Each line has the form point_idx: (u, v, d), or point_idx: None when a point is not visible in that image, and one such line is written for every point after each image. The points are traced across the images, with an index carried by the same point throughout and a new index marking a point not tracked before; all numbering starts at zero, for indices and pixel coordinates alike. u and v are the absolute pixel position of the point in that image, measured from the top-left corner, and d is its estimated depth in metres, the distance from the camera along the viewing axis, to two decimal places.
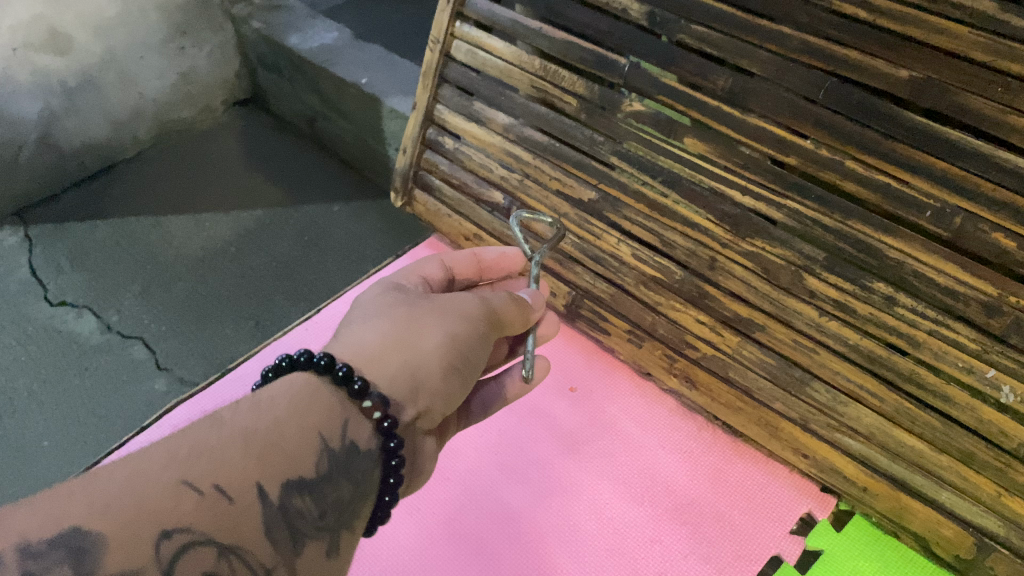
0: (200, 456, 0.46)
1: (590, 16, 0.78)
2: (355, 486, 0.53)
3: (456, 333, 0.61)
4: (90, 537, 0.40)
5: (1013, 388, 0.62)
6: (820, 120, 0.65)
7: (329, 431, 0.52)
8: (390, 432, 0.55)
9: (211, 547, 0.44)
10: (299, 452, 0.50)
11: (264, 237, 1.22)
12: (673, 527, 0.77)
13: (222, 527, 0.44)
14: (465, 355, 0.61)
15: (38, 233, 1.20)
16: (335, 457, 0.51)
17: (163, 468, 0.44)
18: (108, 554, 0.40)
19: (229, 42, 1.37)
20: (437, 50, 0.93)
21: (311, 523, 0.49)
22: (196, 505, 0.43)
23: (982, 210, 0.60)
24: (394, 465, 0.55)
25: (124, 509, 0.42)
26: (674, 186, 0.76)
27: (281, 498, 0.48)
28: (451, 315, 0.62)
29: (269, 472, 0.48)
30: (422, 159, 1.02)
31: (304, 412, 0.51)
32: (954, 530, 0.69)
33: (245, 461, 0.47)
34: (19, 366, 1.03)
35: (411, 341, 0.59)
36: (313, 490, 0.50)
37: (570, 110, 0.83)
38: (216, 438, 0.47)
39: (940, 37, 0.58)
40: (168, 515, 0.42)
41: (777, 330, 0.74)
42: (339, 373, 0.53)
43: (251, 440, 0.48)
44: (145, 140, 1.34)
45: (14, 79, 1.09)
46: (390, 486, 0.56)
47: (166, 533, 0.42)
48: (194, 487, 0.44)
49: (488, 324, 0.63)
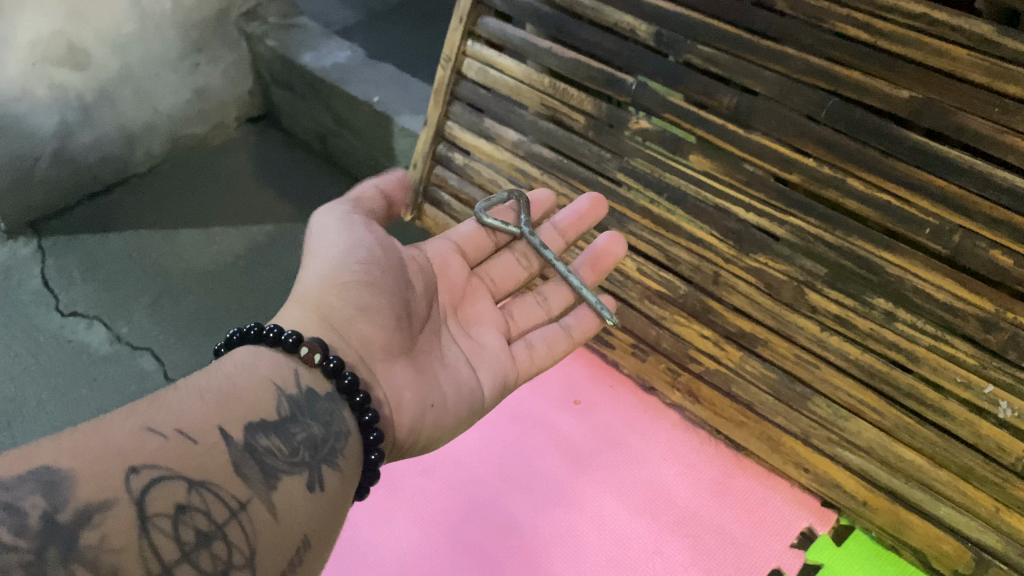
0: (159, 409, 0.48)
1: (596, 36, 0.80)
2: (325, 426, 0.54)
3: (330, 255, 0.63)
4: (60, 472, 0.41)
5: (1010, 403, 0.63)
6: (823, 138, 0.67)
7: (281, 379, 0.55)
8: (339, 369, 0.57)
9: (181, 481, 0.45)
10: (256, 397, 0.52)
11: (275, 251, 1.25)
12: (674, 540, 0.78)
13: (189, 463, 0.46)
14: (353, 267, 0.62)
15: (52, 245, 1.23)
16: (294, 401, 0.54)
17: (125, 418, 0.46)
18: (80, 486, 0.41)
19: (243, 60, 1.41)
20: (449, 68, 0.95)
21: (283, 459, 0.50)
22: (161, 446, 0.45)
23: (981, 228, 0.61)
24: (359, 402, 0.57)
25: (91, 450, 0.43)
26: (679, 203, 0.78)
27: (245, 438, 0.50)
28: (320, 250, 0.64)
29: (230, 416, 0.50)
30: (432, 174, 1.04)
31: (253, 368, 0.55)
32: (954, 545, 0.70)
33: (204, 409, 0.49)
34: (29, 375, 1.06)
35: (301, 291, 0.62)
36: (278, 430, 0.52)
37: (578, 127, 0.85)
38: (173, 394, 0.50)
39: (940, 59, 0.59)
40: (134, 453, 0.44)
41: (779, 345, 0.75)
42: (269, 334, 0.57)
43: (208, 393, 0.51)
44: (159, 155, 1.37)
45: (32, 94, 1.11)
46: (368, 423, 0.57)
47: (134, 469, 0.43)
48: (157, 432, 0.46)
49: (355, 231, 0.65)
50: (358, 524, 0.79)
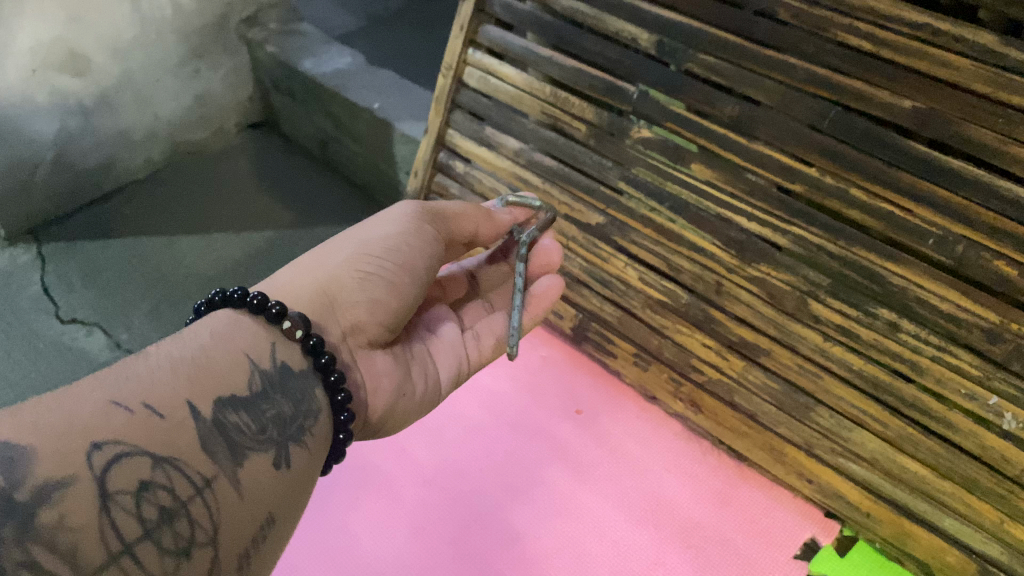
0: (127, 381, 0.47)
1: (598, 44, 0.80)
2: (295, 404, 0.55)
3: (369, 243, 0.66)
4: (19, 449, 0.40)
5: (1015, 414, 0.63)
6: (825, 148, 0.67)
7: (256, 352, 0.55)
8: (318, 348, 0.57)
9: (145, 459, 0.44)
10: (229, 371, 0.52)
11: (275, 255, 1.25)
12: (678, 552, 0.77)
13: (156, 439, 0.45)
14: (386, 260, 0.65)
15: (52, 251, 1.23)
16: (267, 375, 0.54)
17: (91, 392, 0.45)
18: (39, 462, 0.40)
19: (244, 66, 1.41)
20: (449, 77, 0.95)
21: (250, 436, 0.51)
22: (127, 421, 0.45)
23: (984, 239, 0.61)
24: (333, 381, 0.58)
25: (53, 426, 0.42)
26: (681, 212, 0.78)
27: (214, 415, 0.49)
28: (362, 234, 0.67)
29: (199, 391, 0.49)
30: (433, 182, 1.04)
31: (229, 338, 0.54)
32: (958, 556, 0.69)
33: (173, 383, 0.49)
34: (28, 382, 1.05)
35: (325, 261, 0.64)
36: (248, 407, 0.52)
37: (580, 136, 0.85)
38: (142, 365, 0.49)
39: (943, 69, 0.59)
40: (98, 429, 0.43)
41: (782, 355, 0.75)
42: (253, 302, 0.56)
43: (178, 365, 0.50)
44: (159, 161, 1.37)
45: (33, 100, 1.11)
46: (340, 403, 0.58)
47: (97, 445, 0.43)
48: (124, 406, 0.45)
49: (405, 228, 0.68)
50: (358, 534, 0.79)
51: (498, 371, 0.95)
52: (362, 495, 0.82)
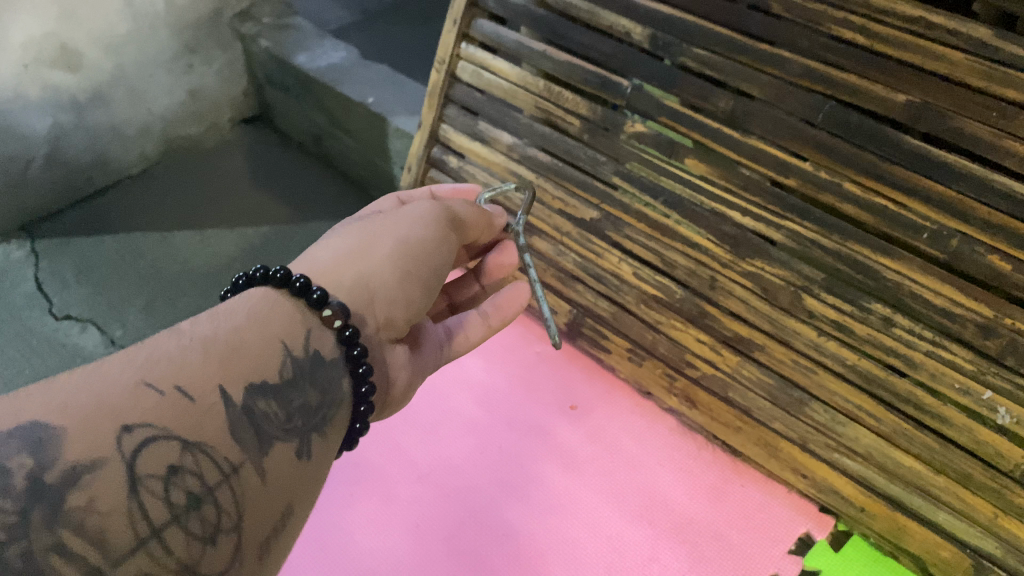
0: (158, 361, 0.46)
1: (591, 39, 0.80)
2: (322, 394, 0.54)
3: (410, 241, 0.64)
4: (51, 429, 0.40)
5: (1009, 410, 0.63)
6: (820, 143, 0.66)
7: (291, 339, 0.53)
8: (353, 340, 0.56)
9: (174, 444, 0.43)
10: (262, 356, 0.51)
11: (267, 251, 1.25)
12: (672, 547, 0.77)
13: (186, 424, 0.44)
14: (425, 262, 0.64)
15: (44, 248, 1.22)
16: (299, 364, 0.53)
17: (122, 371, 0.44)
18: (68, 445, 0.40)
19: (237, 60, 1.40)
20: (443, 71, 0.95)
21: (278, 426, 0.50)
22: (158, 404, 0.44)
23: (979, 234, 0.61)
24: (361, 374, 0.57)
25: (83, 406, 0.42)
26: (676, 207, 0.77)
27: (244, 401, 0.48)
28: (404, 225, 0.65)
29: (232, 375, 0.48)
30: (426, 177, 1.03)
31: (266, 321, 0.53)
32: (953, 551, 0.70)
33: (205, 364, 0.48)
34: (23, 379, 1.05)
35: (367, 251, 0.63)
36: (278, 395, 0.51)
37: (573, 130, 0.84)
38: (174, 345, 0.48)
39: (937, 62, 0.59)
40: (129, 411, 0.43)
41: (776, 350, 0.74)
42: (296, 284, 0.55)
43: (211, 347, 0.49)
44: (153, 156, 1.36)
45: (25, 95, 1.10)
46: (363, 395, 0.57)
47: (127, 428, 0.42)
48: (155, 388, 0.44)
49: (443, 229, 0.67)
50: (353, 531, 0.79)
51: (493, 366, 0.95)
52: (357, 492, 0.82)
